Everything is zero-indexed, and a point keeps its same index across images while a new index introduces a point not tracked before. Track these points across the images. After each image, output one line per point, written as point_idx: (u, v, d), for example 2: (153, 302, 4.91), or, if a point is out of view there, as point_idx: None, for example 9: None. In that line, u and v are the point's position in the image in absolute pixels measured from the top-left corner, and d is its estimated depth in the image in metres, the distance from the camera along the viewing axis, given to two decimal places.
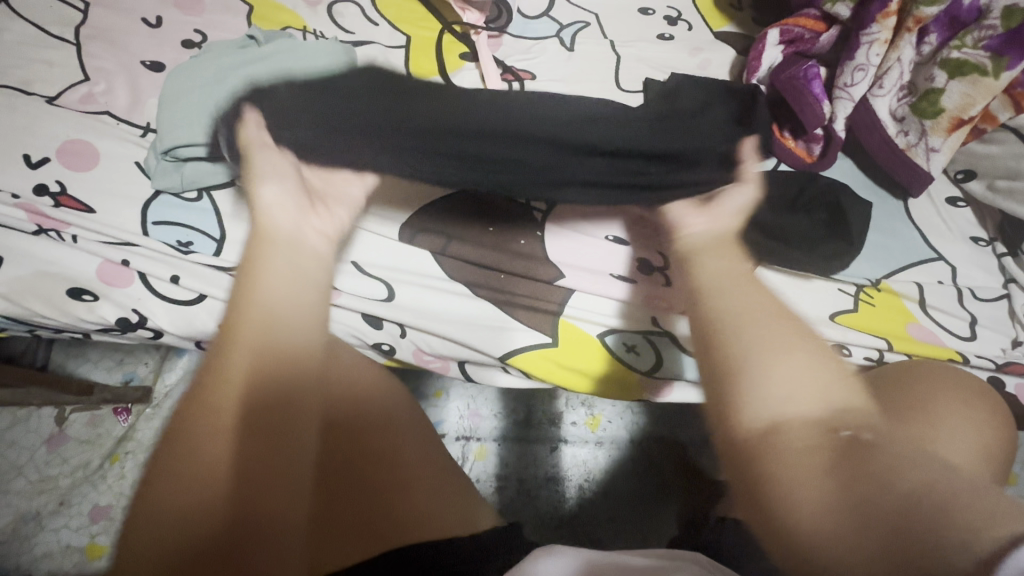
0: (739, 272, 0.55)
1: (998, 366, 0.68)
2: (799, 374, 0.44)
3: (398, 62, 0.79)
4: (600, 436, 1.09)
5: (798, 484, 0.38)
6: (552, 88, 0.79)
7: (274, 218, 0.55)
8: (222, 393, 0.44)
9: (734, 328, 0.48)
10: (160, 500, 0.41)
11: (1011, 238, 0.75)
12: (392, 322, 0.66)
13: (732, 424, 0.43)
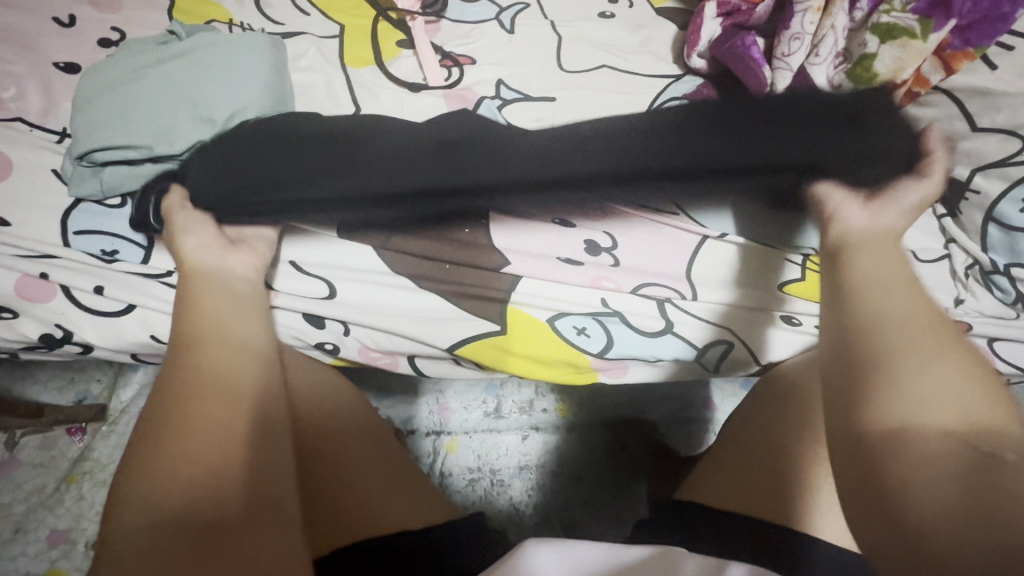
0: (902, 270, 0.51)
1: None
2: (945, 380, 0.44)
3: (333, 55, 0.79)
4: (570, 422, 1.06)
5: (920, 481, 0.40)
6: (493, 74, 0.79)
7: (205, 247, 0.56)
8: (213, 391, 0.46)
9: (880, 328, 0.47)
10: (144, 482, 0.40)
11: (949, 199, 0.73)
12: (335, 320, 0.67)
13: (860, 422, 0.44)
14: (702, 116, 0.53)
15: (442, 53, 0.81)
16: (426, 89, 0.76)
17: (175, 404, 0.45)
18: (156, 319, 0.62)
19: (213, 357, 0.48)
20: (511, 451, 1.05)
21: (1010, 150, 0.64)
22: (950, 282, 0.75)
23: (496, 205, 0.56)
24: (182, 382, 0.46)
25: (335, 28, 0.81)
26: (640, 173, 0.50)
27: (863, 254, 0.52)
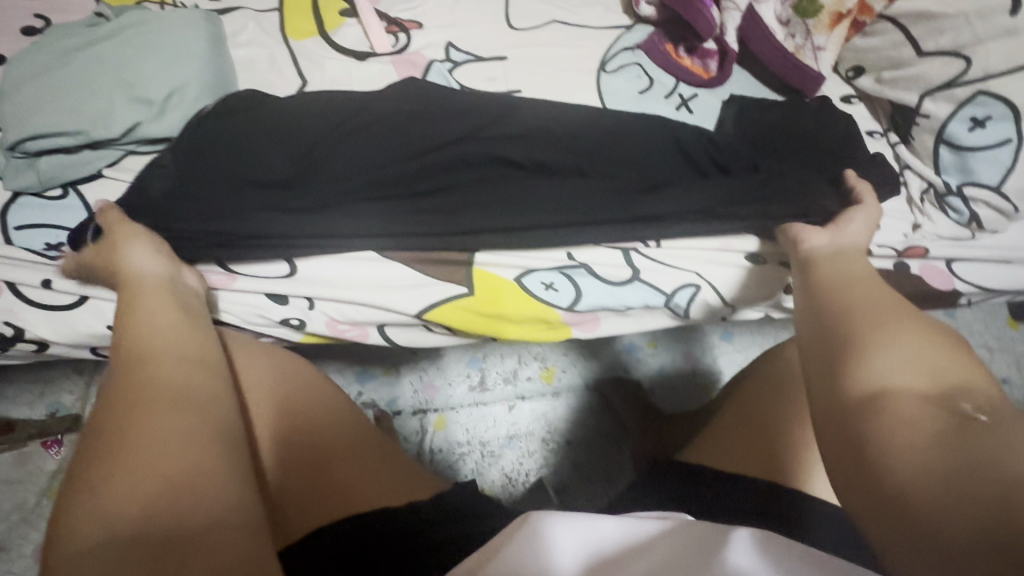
0: (855, 265, 0.52)
1: (899, 253, 0.72)
2: (916, 344, 0.41)
3: (275, 30, 0.77)
4: (558, 387, 1.06)
5: (906, 446, 0.34)
6: (442, 39, 0.79)
7: (147, 255, 0.55)
8: (183, 403, 0.43)
9: (848, 305, 0.46)
10: (96, 505, 0.36)
11: (902, 127, 0.75)
12: (298, 296, 0.65)
13: (841, 390, 0.39)
14: (619, 128, 0.70)
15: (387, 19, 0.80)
16: (379, 58, 0.76)
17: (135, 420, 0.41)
18: (111, 309, 0.60)
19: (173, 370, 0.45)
20: (500, 422, 1.05)
21: (952, 70, 0.68)
22: (907, 210, 0.73)
23: (469, 212, 0.63)
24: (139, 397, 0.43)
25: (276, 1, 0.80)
26: (569, 172, 0.67)
27: (827, 261, 0.53)
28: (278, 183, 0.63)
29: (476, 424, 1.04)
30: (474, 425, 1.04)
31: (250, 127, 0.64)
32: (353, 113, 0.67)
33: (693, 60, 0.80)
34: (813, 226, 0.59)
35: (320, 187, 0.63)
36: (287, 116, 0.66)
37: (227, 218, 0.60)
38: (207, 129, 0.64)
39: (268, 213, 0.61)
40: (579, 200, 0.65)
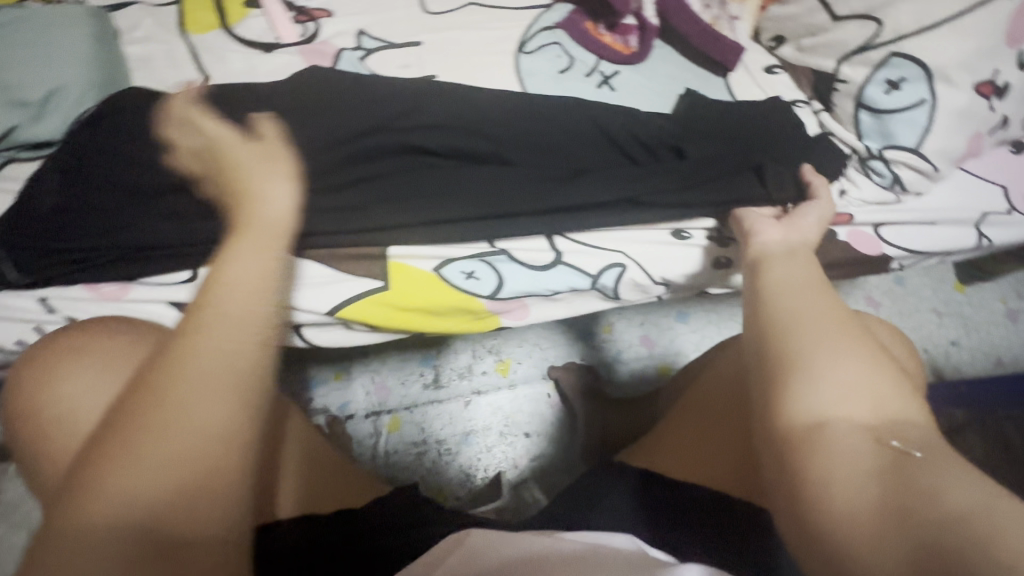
0: (816, 283, 0.48)
1: (940, 252, 0.79)
2: (821, 306, 0.45)
3: (372, 17, 0.78)
4: (589, 399, 1.05)
5: (832, 465, 0.35)
6: (537, 44, 0.78)
7: (334, 218, 0.51)
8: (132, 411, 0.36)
9: (792, 332, 0.43)
10: (114, 496, 0.34)
11: (1009, 200, 0.78)
12: (374, 277, 0.63)
13: (771, 415, 0.40)
14: (451, 149, 0.67)
15: (491, 21, 0.80)
16: (479, 54, 0.77)
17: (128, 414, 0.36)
18: (183, 290, 0.60)
19: (201, 361, 0.38)
20: (525, 415, 1.14)
21: None
22: (970, 225, 0.78)
23: (581, 200, 0.65)
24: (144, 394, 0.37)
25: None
26: (665, 192, 0.67)
27: (783, 296, 0.46)
28: (372, 171, 0.64)
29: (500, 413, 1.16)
30: (496, 417, 1.13)
31: (357, 108, 0.67)
32: (461, 106, 0.70)
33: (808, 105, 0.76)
34: (767, 222, 0.58)
35: (427, 176, 0.64)
36: (391, 106, 0.68)
37: (333, 193, 0.62)
38: (317, 106, 0.66)
39: (367, 196, 0.62)
40: (355, 210, 0.61)
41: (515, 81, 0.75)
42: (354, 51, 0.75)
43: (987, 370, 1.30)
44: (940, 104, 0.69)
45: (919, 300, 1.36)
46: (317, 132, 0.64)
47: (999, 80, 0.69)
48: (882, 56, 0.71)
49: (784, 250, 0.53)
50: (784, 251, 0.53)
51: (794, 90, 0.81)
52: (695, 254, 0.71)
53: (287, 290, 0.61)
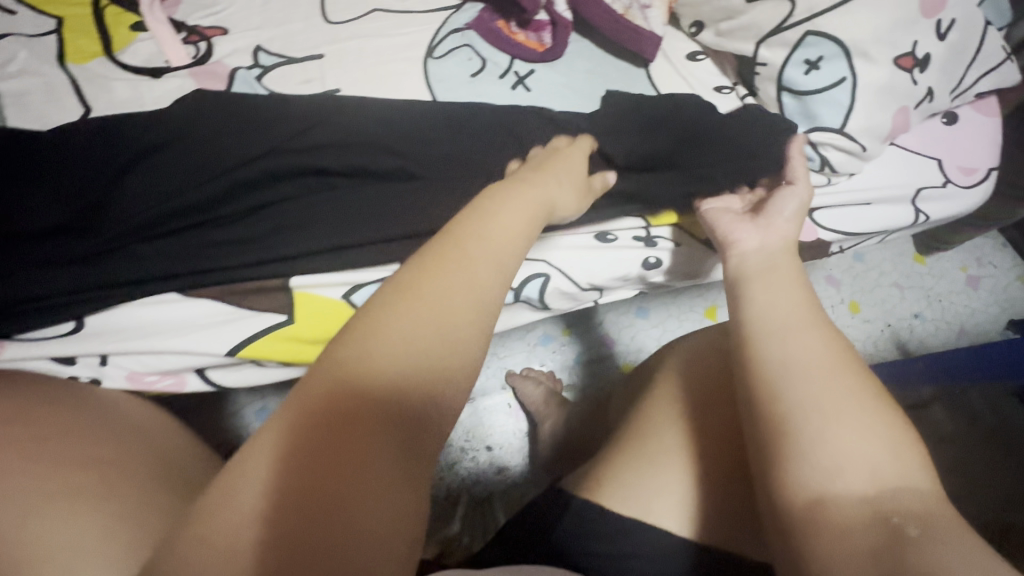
0: (798, 321, 0.47)
1: (880, 231, 0.77)
2: (827, 356, 0.45)
3: (269, 32, 0.74)
4: (545, 408, 1.02)
5: (829, 545, 0.38)
6: (446, 48, 0.75)
7: (514, 208, 0.52)
8: (373, 380, 0.39)
9: (791, 387, 0.44)
10: (314, 430, 0.36)
11: (946, 172, 0.77)
12: (277, 308, 0.59)
13: (777, 491, 0.42)
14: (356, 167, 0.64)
15: (398, 26, 0.76)
16: (385, 63, 0.73)
17: (361, 359, 0.39)
18: (62, 344, 0.55)
19: (464, 333, 0.43)
20: (484, 430, 1.10)
21: (987, 65, 0.74)
22: (907, 201, 0.76)
23: None
24: (392, 360, 0.40)
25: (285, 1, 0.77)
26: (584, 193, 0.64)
27: (782, 339, 0.47)
28: (274, 196, 0.61)
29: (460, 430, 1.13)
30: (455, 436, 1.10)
31: (255, 131, 0.63)
32: (366, 119, 0.67)
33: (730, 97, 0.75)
34: (743, 226, 0.57)
35: (334, 199, 0.61)
36: (288, 125, 0.64)
37: (232, 224, 0.59)
38: (209, 131, 0.62)
39: (270, 226, 0.59)
40: (261, 241, 0.59)
41: (425, 89, 0.72)
42: (250, 69, 0.70)
43: (953, 340, 1.27)
44: (860, 82, 0.67)
45: (879, 275, 1.33)
46: (202, 160, 0.60)
47: (918, 53, 0.67)
48: (798, 35, 0.68)
49: (758, 257, 0.54)
50: (766, 265, 0.53)
51: (719, 76, 0.78)
52: (624, 255, 0.68)
53: (181, 334, 0.57)
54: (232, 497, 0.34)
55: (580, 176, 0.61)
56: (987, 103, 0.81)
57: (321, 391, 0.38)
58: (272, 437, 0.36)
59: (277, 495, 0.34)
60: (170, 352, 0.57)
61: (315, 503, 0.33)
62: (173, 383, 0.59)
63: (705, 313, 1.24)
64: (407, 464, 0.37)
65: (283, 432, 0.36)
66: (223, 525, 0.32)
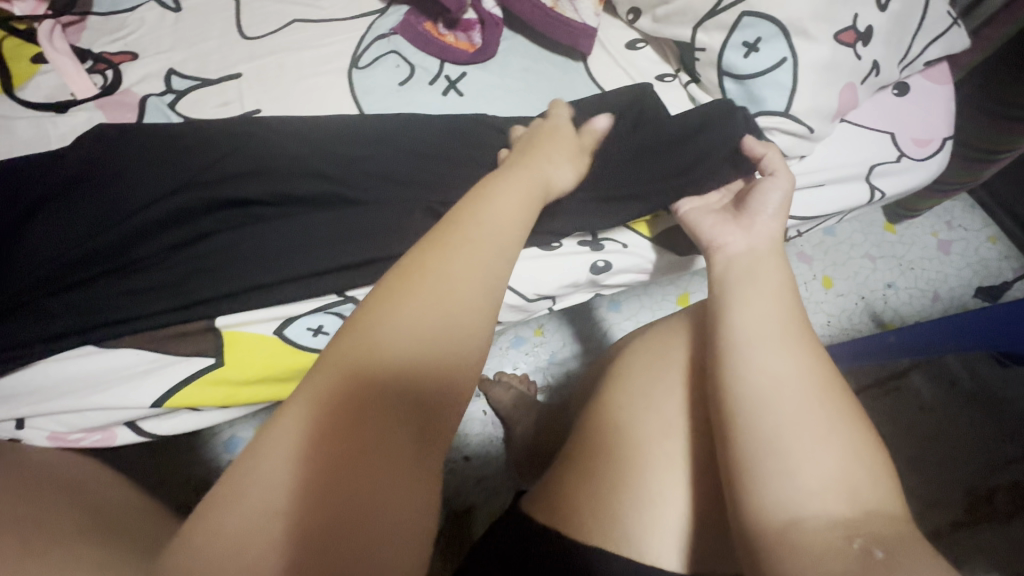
0: (772, 337, 0.46)
1: (838, 211, 0.75)
2: (805, 374, 0.44)
3: (182, 53, 0.70)
4: (517, 415, 0.99)
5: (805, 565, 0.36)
6: (372, 56, 0.71)
7: (514, 187, 0.51)
8: (386, 370, 0.38)
9: (769, 405, 0.43)
10: (328, 423, 0.36)
11: (901, 146, 0.75)
12: (201, 350, 0.56)
13: (749, 510, 0.41)
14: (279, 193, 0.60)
15: (319, 37, 0.72)
16: (308, 77, 0.69)
17: (372, 346, 0.39)
18: None
19: (473, 318, 0.42)
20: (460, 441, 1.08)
21: (934, 31, 0.71)
22: (860, 179, 0.74)
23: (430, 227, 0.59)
24: (405, 348, 0.39)
25: (197, 18, 0.73)
26: None
27: (761, 351, 0.45)
28: (191, 233, 0.57)
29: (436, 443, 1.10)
30: None
31: (168, 163, 0.60)
32: (289, 139, 0.63)
33: (673, 92, 0.73)
34: (723, 226, 0.56)
35: (259, 232, 0.58)
36: (205, 155, 0.60)
37: (145, 268, 0.56)
38: (117, 168, 0.59)
39: (191, 266, 0.56)
40: (181, 281, 0.55)
41: (352, 102, 0.68)
42: (162, 95, 0.66)
43: (927, 307, 1.23)
44: (801, 61, 0.64)
45: (850, 247, 1.30)
46: (113, 201, 0.57)
47: (860, 26, 0.65)
48: (734, 17, 0.65)
49: (746, 258, 0.52)
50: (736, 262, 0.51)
51: (660, 63, 0.75)
52: (570, 260, 0.65)
53: (101, 390, 0.54)
54: (243, 495, 0.33)
55: (577, 150, 0.61)
56: (937, 70, 0.78)
57: (334, 382, 0.38)
58: (281, 433, 0.36)
59: (291, 493, 0.34)
60: (91, 409, 0.54)
61: (333, 498, 0.34)
62: (102, 439, 0.56)
63: (678, 300, 1.22)
64: (422, 455, 0.37)
65: (295, 426, 0.36)
66: (233, 527, 0.32)
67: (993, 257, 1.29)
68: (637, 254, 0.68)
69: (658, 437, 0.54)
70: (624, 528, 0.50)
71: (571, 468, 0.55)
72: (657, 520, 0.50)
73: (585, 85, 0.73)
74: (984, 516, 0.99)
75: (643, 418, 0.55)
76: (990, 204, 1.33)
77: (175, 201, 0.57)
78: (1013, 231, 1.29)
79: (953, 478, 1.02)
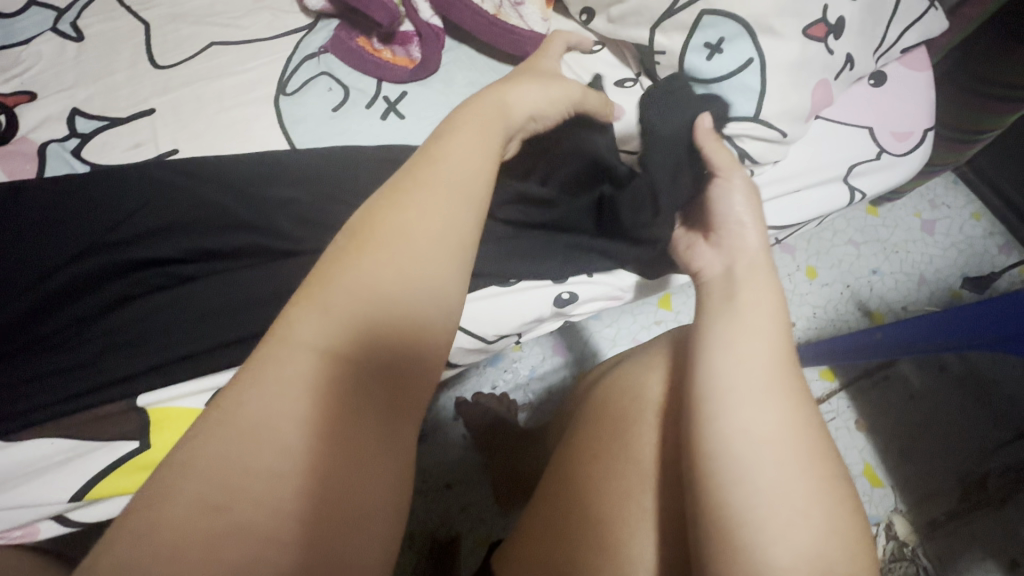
0: (746, 372, 0.41)
1: (818, 215, 0.70)
2: (789, 431, 0.38)
3: (85, 88, 0.63)
4: (498, 438, 0.95)
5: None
6: (301, 80, 0.64)
7: (490, 126, 0.45)
8: (362, 323, 0.35)
9: (741, 461, 0.37)
10: (307, 379, 0.32)
11: (880, 140, 0.70)
12: (124, 432, 0.50)
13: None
14: (202, 251, 0.54)
15: (240, 61, 0.65)
16: (231, 108, 0.63)
17: (348, 297, 0.35)
18: None
19: (442, 274, 0.37)
20: (440, 464, 1.02)
21: (911, 15, 0.66)
22: (839, 180, 0.69)
23: None
24: (380, 299, 0.35)
25: (102, 47, 0.65)
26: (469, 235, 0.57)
27: (740, 398, 0.39)
28: (107, 301, 0.52)
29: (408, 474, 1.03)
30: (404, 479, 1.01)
31: (74, 219, 0.54)
32: (211, 181, 0.57)
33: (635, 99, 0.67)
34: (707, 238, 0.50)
35: (185, 295, 0.53)
36: (112, 211, 0.54)
37: (57, 345, 0.50)
38: (15, 228, 0.53)
39: (109, 340, 0.51)
40: (98, 353, 0.50)
41: (281, 134, 0.62)
42: (66, 141, 0.59)
43: (914, 291, 1.20)
44: (768, 62, 0.58)
45: (833, 233, 1.26)
46: (15, 266, 0.51)
47: (831, 18, 0.59)
48: (694, 16, 0.60)
49: (723, 281, 0.48)
50: None
51: (619, 67, 0.69)
52: (532, 294, 0.61)
53: (12, 487, 0.47)
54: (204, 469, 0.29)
55: (554, 79, 0.53)
56: (915, 56, 0.73)
57: (311, 334, 0.34)
58: (249, 392, 0.32)
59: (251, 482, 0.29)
60: (3, 509, 0.47)
61: (319, 458, 0.31)
62: (22, 536, 0.48)
63: (659, 303, 1.17)
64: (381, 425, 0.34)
65: (268, 384, 0.32)
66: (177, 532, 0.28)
67: (977, 235, 1.25)
68: (602, 279, 0.63)
69: (634, 493, 0.49)
70: None
71: (548, 534, 0.51)
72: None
73: None
74: (978, 501, 0.97)
75: (618, 470, 0.50)
76: (973, 180, 1.29)
77: (88, 267, 0.52)
78: (998, 207, 1.26)
79: (946, 467, 1.00)
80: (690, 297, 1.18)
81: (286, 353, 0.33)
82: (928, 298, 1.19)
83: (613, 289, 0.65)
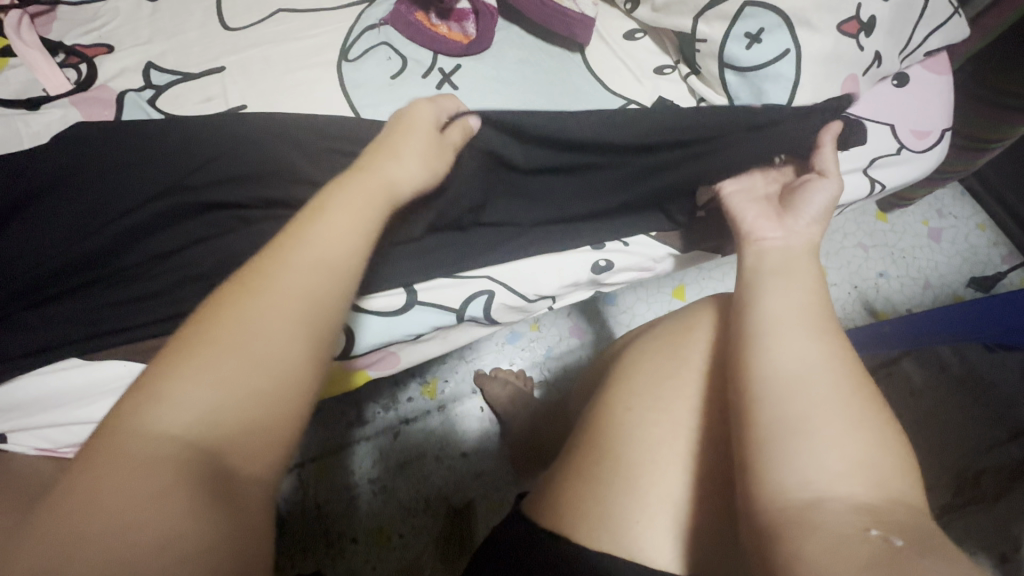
0: (807, 320, 0.44)
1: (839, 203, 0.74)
2: (829, 366, 0.41)
3: (159, 44, 0.66)
4: (515, 407, 0.99)
5: (821, 546, 0.32)
6: (362, 49, 0.68)
7: (358, 190, 0.45)
8: (280, 306, 0.37)
9: (795, 393, 0.39)
10: (191, 429, 0.31)
11: (903, 138, 0.74)
12: None
13: (761, 499, 0.37)
14: (269, 197, 0.58)
15: (306, 27, 0.69)
16: (296, 70, 0.66)
17: (243, 341, 0.35)
18: None
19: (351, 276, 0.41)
20: (455, 433, 1.05)
21: (937, 20, 0.70)
22: (860, 171, 0.73)
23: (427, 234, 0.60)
24: (296, 290, 0.38)
25: (175, 7, 0.69)
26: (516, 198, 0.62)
27: (789, 344, 0.42)
28: (179, 239, 0.55)
29: (423, 440, 1.04)
30: (421, 443, 1.04)
31: (148, 160, 0.57)
32: (277, 135, 0.61)
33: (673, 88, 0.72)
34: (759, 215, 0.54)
35: (250, 239, 0.56)
36: (185, 161, 0.57)
37: (135, 277, 0.54)
38: (97, 165, 0.56)
39: (180, 274, 0.54)
40: (171, 284, 0.54)
41: (342, 96, 0.66)
42: (142, 91, 0.63)
43: (918, 295, 1.24)
44: (803, 53, 0.62)
45: (843, 236, 1.30)
46: (98, 200, 0.55)
47: (863, 16, 0.63)
48: (736, 7, 0.64)
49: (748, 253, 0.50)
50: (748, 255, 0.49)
51: (660, 55, 0.74)
52: (571, 260, 0.65)
53: (90, 403, 0.52)
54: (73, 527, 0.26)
55: (433, 160, 0.52)
56: (936, 60, 0.78)
57: (190, 385, 0.32)
58: (118, 450, 0.29)
59: (156, 449, 0.30)
60: (77, 424, 0.52)
61: (200, 498, 0.29)
62: None
63: (673, 293, 1.21)
64: (285, 393, 0.35)
65: (134, 440, 0.30)
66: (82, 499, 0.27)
67: (982, 245, 1.30)
68: (636, 249, 0.68)
69: (666, 436, 0.52)
70: (628, 520, 0.49)
71: (579, 472, 0.53)
72: (658, 526, 0.48)
73: (582, 78, 0.71)
74: (972, 496, 1.01)
75: (651, 419, 0.53)
76: (981, 192, 1.33)
77: (167, 205, 0.55)
78: (1003, 219, 1.30)
79: (943, 462, 1.04)
80: (703, 288, 1.22)
81: (208, 332, 0.35)
82: (932, 302, 1.23)
83: (647, 260, 0.69)
